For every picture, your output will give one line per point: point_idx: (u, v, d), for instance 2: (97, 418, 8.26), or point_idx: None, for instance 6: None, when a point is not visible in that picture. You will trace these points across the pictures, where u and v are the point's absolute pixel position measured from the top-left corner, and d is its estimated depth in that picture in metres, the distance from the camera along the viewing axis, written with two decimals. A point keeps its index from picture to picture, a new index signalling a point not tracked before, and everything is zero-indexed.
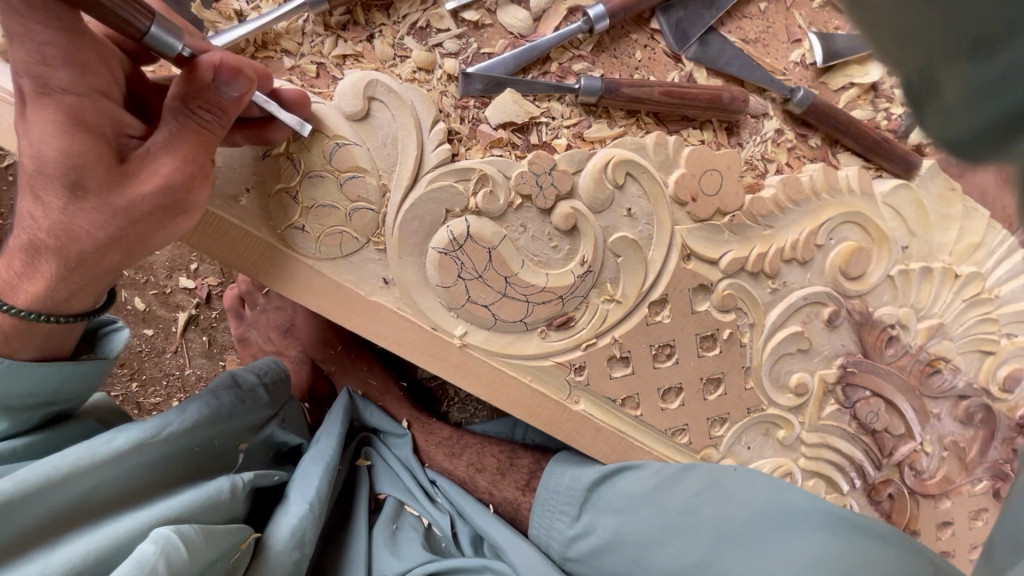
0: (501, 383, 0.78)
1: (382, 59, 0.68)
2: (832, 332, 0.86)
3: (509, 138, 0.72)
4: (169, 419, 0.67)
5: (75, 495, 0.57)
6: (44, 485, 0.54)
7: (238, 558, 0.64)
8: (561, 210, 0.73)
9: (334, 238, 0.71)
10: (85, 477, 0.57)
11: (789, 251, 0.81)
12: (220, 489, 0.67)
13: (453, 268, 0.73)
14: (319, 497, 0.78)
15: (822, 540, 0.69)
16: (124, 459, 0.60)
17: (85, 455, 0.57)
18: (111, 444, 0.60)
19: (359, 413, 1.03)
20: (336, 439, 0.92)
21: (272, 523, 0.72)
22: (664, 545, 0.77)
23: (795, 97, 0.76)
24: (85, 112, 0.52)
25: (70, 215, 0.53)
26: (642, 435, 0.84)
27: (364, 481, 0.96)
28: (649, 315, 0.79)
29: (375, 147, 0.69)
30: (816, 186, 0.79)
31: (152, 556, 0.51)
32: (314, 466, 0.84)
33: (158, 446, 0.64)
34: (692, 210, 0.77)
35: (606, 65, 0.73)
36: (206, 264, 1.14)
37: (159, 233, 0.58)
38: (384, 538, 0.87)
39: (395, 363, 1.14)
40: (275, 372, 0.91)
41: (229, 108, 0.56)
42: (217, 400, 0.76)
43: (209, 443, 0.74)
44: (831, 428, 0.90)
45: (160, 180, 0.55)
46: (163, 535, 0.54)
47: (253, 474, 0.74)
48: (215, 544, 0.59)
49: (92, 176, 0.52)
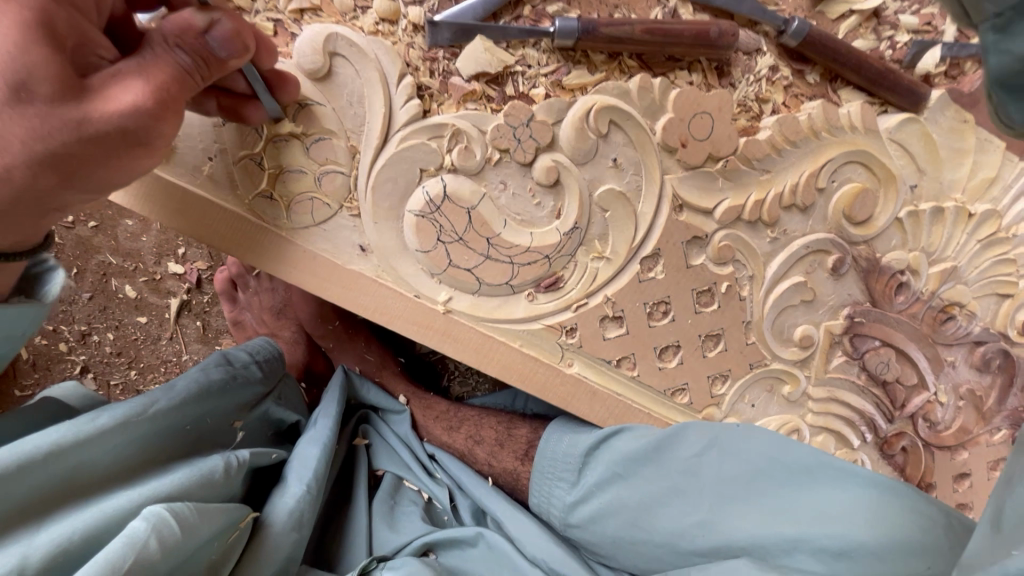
0: (490, 348, 0.76)
1: (342, 11, 0.64)
2: (838, 281, 0.82)
3: (484, 90, 0.67)
4: (156, 397, 0.64)
5: (61, 474, 0.54)
6: (27, 462, 0.51)
7: (237, 537, 0.63)
8: (542, 163, 0.69)
9: (305, 205, 0.68)
10: (72, 455, 0.55)
11: (788, 196, 0.76)
12: (215, 467, 0.65)
13: (432, 231, 0.70)
14: (317, 476, 0.76)
15: (832, 496, 0.67)
16: (111, 437, 0.58)
17: (70, 432, 0.55)
18: (96, 422, 0.57)
19: (355, 390, 1.00)
20: (335, 416, 0.90)
21: (270, 503, 0.70)
22: (664, 507, 0.75)
23: (789, 29, 0.70)
24: (55, 21, 0.47)
25: (3, 118, 0.46)
26: (638, 396, 0.81)
27: (363, 459, 0.94)
28: (641, 272, 0.76)
29: (341, 107, 0.66)
30: (815, 125, 0.74)
31: (143, 532, 0.50)
32: (313, 444, 0.81)
33: (145, 423, 0.62)
34: (682, 157, 0.72)
35: (582, 6, 0.67)
36: (194, 248, 1.13)
37: (111, 163, 0.52)
38: (383, 513, 0.86)
39: (395, 338, 1.12)
40: (269, 351, 0.88)
41: (212, 63, 0.53)
42: (207, 377, 0.73)
43: (202, 423, 0.71)
44: (839, 382, 0.86)
45: (120, 105, 0.48)
46: (156, 512, 0.52)
47: (250, 453, 0.72)
48: (210, 523, 0.57)
49: (45, 85, 0.46)
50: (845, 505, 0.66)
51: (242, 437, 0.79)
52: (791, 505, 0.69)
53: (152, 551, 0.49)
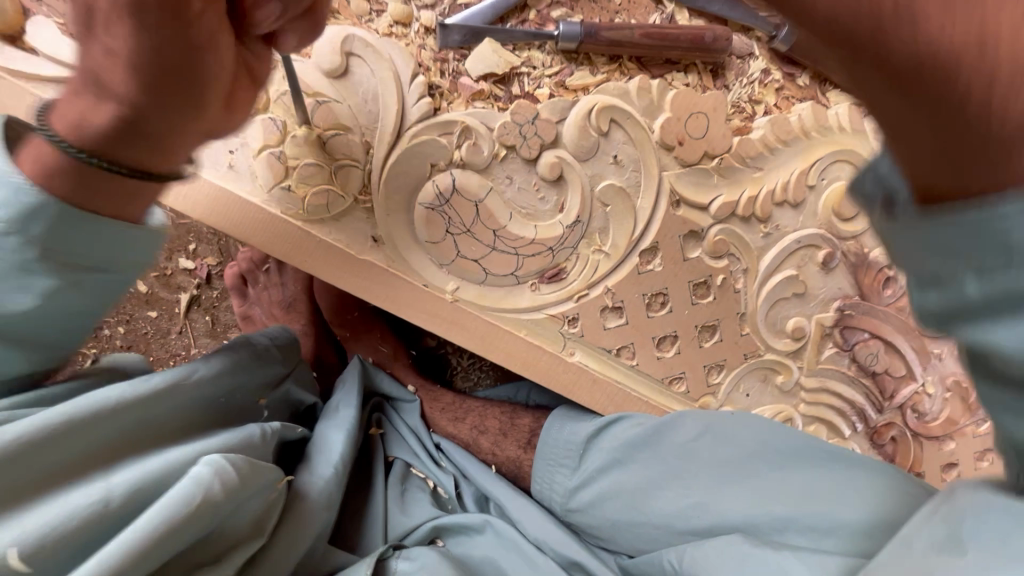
0: (495, 336, 0.79)
1: (358, 15, 0.68)
2: (828, 274, 0.85)
3: (491, 90, 0.71)
4: (198, 365, 0.66)
5: (123, 428, 0.55)
6: (96, 414, 0.52)
7: (276, 497, 0.65)
8: (546, 159, 0.73)
9: (320, 197, 0.71)
10: (133, 410, 0.56)
11: (780, 193, 0.80)
12: (252, 432, 0.66)
13: (441, 223, 0.73)
14: (343, 460, 0.78)
15: (823, 476, 0.71)
16: (165, 397, 0.60)
17: (133, 388, 0.56)
18: (151, 381, 0.58)
19: (371, 378, 1.02)
20: (355, 403, 0.91)
21: (302, 477, 0.73)
22: (661, 490, 0.77)
23: (780, 34, 0.74)
24: None
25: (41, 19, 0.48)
26: (636, 385, 0.84)
27: (379, 447, 0.94)
28: (640, 264, 0.79)
29: (355, 104, 0.69)
30: (805, 126, 0.78)
31: (208, 475, 0.52)
32: (339, 429, 0.83)
33: (191, 389, 0.63)
34: (679, 154, 0.76)
35: (585, 11, 0.72)
36: (205, 244, 1.15)
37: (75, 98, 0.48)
38: (396, 496, 0.87)
39: (408, 331, 1.15)
40: (286, 336, 0.87)
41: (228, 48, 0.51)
42: (238, 351, 0.75)
43: (233, 396, 0.72)
44: (830, 372, 0.89)
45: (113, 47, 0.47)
46: (216, 458, 0.55)
47: (280, 425, 0.74)
48: (262, 475, 0.60)
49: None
50: (834, 483, 0.69)
51: (264, 413, 0.79)
52: (783, 484, 0.71)
53: (216, 491, 0.53)
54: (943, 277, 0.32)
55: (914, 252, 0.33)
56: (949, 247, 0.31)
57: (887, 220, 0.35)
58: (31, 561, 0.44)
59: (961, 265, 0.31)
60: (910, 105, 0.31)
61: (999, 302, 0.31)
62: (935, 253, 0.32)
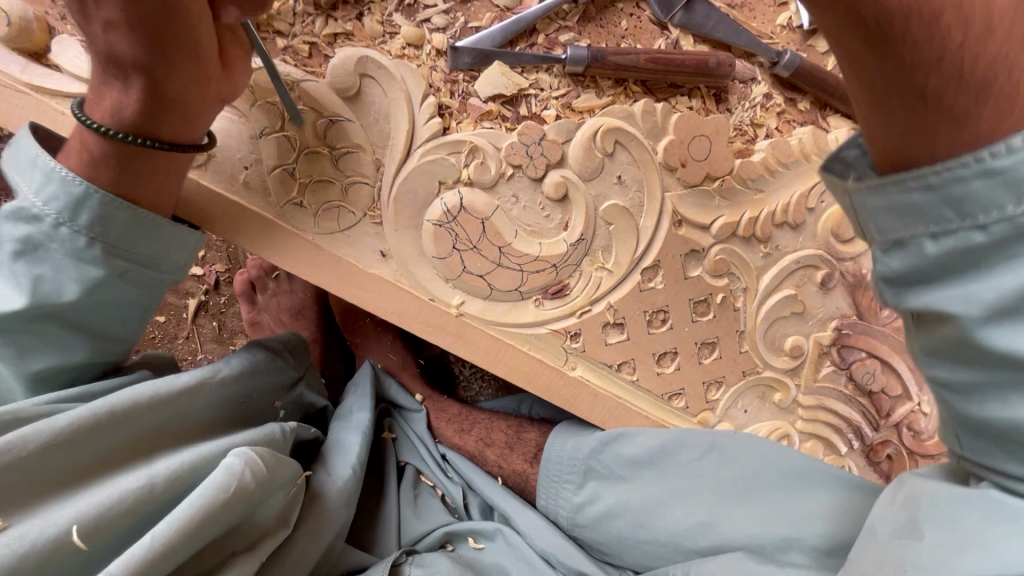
0: (499, 350, 0.80)
1: (372, 36, 0.70)
2: (826, 295, 0.87)
3: (499, 111, 0.73)
4: (220, 366, 0.70)
5: (153, 425, 0.60)
6: (129, 412, 0.58)
7: (297, 492, 0.68)
8: (552, 178, 0.75)
9: (332, 213, 0.73)
10: (162, 408, 0.61)
11: (780, 214, 0.82)
12: (273, 430, 0.70)
13: (448, 239, 0.75)
14: (360, 462, 0.80)
15: (826, 499, 0.73)
16: (192, 396, 0.64)
17: (160, 387, 0.61)
18: (176, 380, 0.63)
19: (381, 385, 1.04)
20: (368, 406, 0.93)
21: (319, 477, 0.75)
22: (668, 508, 0.78)
23: (782, 61, 0.77)
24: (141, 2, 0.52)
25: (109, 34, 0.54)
26: (637, 400, 0.85)
27: (389, 453, 0.97)
28: (641, 282, 0.81)
29: (368, 123, 0.71)
30: (805, 149, 0.80)
31: (239, 466, 0.57)
32: (354, 432, 0.85)
33: (214, 387, 0.68)
34: (682, 176, 0.78)
35: (592, 35, 0.74)
36: (213, 251, 1.18)
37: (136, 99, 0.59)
38: (409, 502, 0.90)
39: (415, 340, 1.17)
40: (297, 339, 0.87)
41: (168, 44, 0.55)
42: (256, 353, 0.77)
43: (251, 397, 0.74)
44: (827, 390, 0.90)
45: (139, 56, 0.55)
46: (245, 451, 0.59)
47: (297, 425, 0.76)
48: (285, 469, 0.64)
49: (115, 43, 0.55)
50: (830, 506, 0.72)
51: (281, 416, 0.81)
52: (786, 508, 0.73)
53: (248, 482, 0.57)
54: (906, 237, 0.41)
55: (885, 220, 0.41)
56: (920, 210, 0.39)
57: (848, 189, 0.43)
58: (90, 540, 0.50)
59: (958, 225, 0.38)
60: (888, 69, 0.38)
61: (958, 255, 0.39)
62: (904, 216, 0.40)
